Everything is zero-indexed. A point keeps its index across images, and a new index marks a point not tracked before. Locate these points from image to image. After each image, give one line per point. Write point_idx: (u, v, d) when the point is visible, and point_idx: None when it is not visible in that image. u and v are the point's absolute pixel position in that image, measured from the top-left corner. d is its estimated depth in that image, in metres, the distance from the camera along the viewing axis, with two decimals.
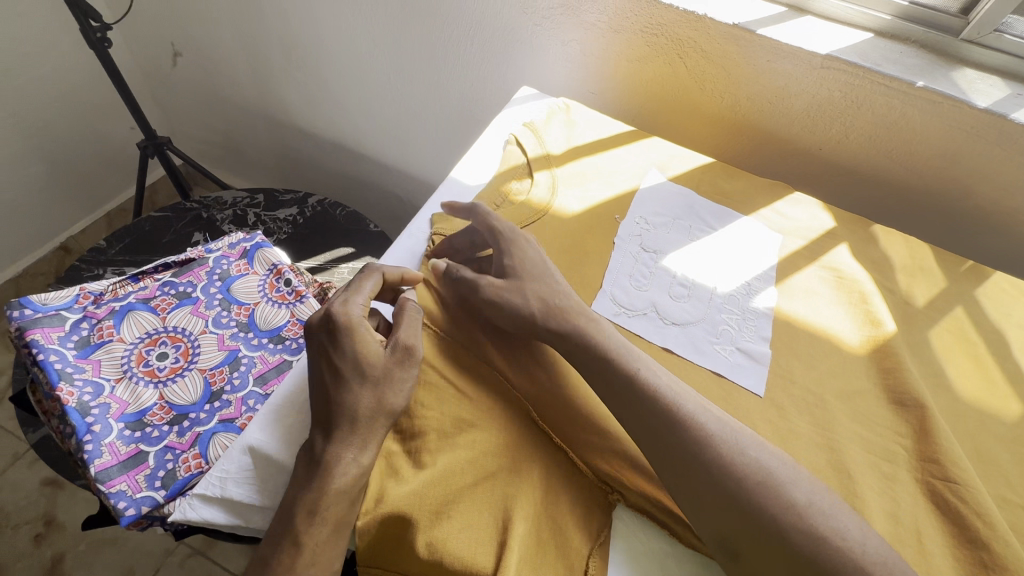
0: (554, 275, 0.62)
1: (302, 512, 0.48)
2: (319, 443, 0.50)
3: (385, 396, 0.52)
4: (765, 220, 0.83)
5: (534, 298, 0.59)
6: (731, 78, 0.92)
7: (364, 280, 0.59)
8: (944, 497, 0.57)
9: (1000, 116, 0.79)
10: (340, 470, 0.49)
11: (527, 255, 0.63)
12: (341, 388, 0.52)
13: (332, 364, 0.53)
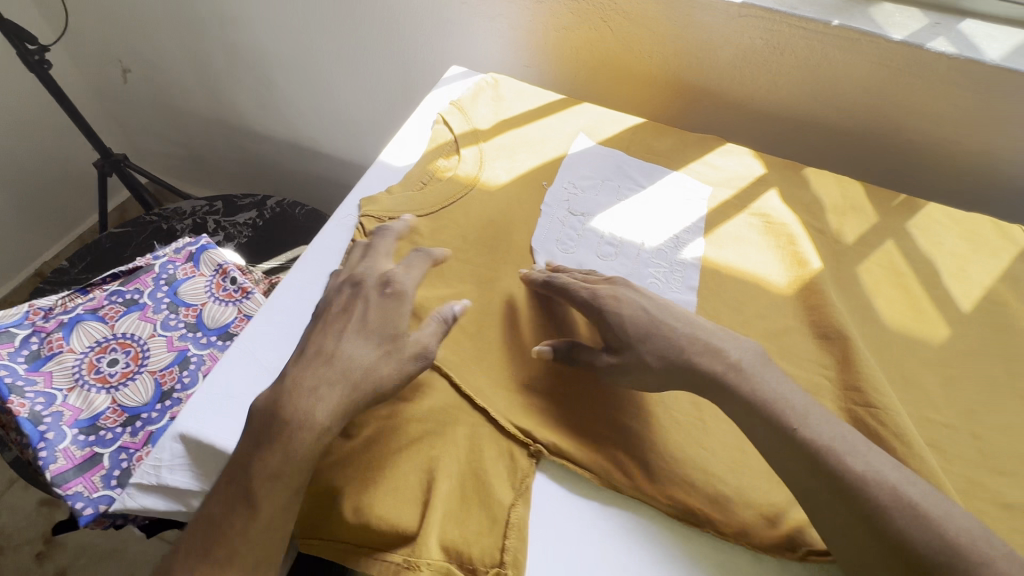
0: (664, 322, 0.57)
1: (261, 473, 0.48)
2: (293, 400, 0.50)
3: (382, 375, 0.52)
4: (695, 173, 0.83)
5: (652, 356, 0.55)
6: (656, 37, 0.92)
7: (425, 252, 0.63)
8: (865, 422, 0.59)
9: (917, 47, 0.79)
10: (304, 434, 0.49)
11: (629, 311, 0.57)
12: (356, 339, 0.53)
13: (365, 313, 0.55)
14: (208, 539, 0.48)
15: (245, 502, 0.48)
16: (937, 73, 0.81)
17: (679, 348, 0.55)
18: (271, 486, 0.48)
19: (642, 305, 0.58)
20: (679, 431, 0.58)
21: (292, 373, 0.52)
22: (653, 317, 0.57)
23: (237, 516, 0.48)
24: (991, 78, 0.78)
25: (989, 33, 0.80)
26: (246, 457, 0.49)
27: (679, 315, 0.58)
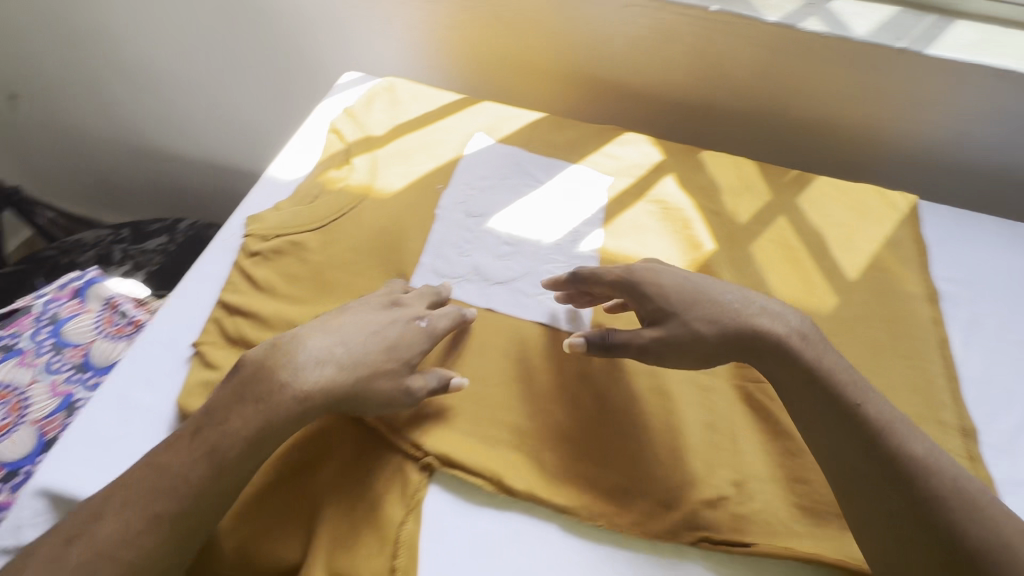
0: (708, 292, 0.58)
1: (236, 438, 0.49)
2: (298, 372, 0.51)
3: (379, 389, 0.53)
4: (595, 165, 0.84)
5: (702, 324, 0.55)
6: (549, 31, 0.92)
7: (438, 287, 0.64)
8: (756, 398, 0.61)
9: (790, 28, 0.81)
10: (294, 404, 0.50)
11: (668, 283, 0.59)
12: (376, 339, 0.55)
13: (387, 317, 0.57)
14: (151, 486, 0.46)
15: (206, 456, 0.48)
16: (812, 52, 0.83)
17: (731, 314, 0.56)
18: (235, 447, 0.48)
19: (685, 277, 0.60)
20: (576, 425, 0.58)
21: (293, 344, 0.53)
22: (697, 286, 0.58)
23: (187, 474, 0.47)
24: (861, 54, 0.82)
25: (857, 10, 0.84)
26: (220, 411, 0.50)
27: (726, 286, 0.59)
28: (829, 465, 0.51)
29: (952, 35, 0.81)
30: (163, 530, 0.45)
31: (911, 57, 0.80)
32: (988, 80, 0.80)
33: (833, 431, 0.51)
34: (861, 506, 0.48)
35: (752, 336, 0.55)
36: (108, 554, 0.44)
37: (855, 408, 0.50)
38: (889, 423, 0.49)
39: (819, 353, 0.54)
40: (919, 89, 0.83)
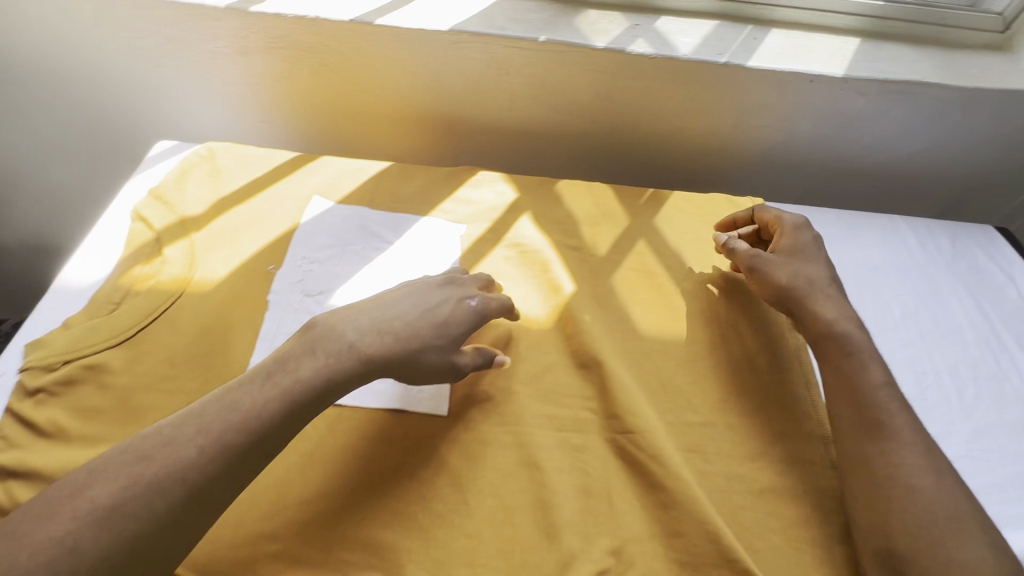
0: (814, 259, 0.71)
1: (308, 383, 0.51)
2: (374, 332, 0.55)
3: (433, 356, 0.56)
4: (447, 214, 0.79)
5: (787, 274, 0.69)
6: (382, 74, 0.86)
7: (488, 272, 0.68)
8: (626, 450, 0.59)
9: (620, 51, 0.81)
10: (359, 360, 0.53)
11: (800, 236, 0.73)
12: (433, 310, 0.59)
13: (440, 295, 0.61)
14: (223, 417, 0.47)
15: (278, 402, 0.49)
16: (645, 72, 0.83)
17: (805, 272, 0.69)
18: (293, 398, 0.50)
19: (813, 239, 0.74)
20: (441, 522, 0.53)
21: (381, 309, 0.58)
22: (804, 247, 0.72)
23: (251, 420, 0.48)
24: (690, 71, 0.83)
25: (680, 27, 0.85)
26: (292, 361, 0.52)
27: (820, 252, 0.72)
28: (854, 415, 0.59)
29: (768, 44, 0.85)
30: (219, 471, 0.45)
31: (735, 70, 0.82)
32: (805, 85, 0.83)
33: (869, 390, 0.59)
34: (878, 468, 0.55)
35: (801, 293, 0.67)
36: (174, 477, 0.44)
37: (882, 382, 0.60)
38: (897, 407, 0.58)
39: (867, 338, 0.63)
40: (749, 98, 0.86)
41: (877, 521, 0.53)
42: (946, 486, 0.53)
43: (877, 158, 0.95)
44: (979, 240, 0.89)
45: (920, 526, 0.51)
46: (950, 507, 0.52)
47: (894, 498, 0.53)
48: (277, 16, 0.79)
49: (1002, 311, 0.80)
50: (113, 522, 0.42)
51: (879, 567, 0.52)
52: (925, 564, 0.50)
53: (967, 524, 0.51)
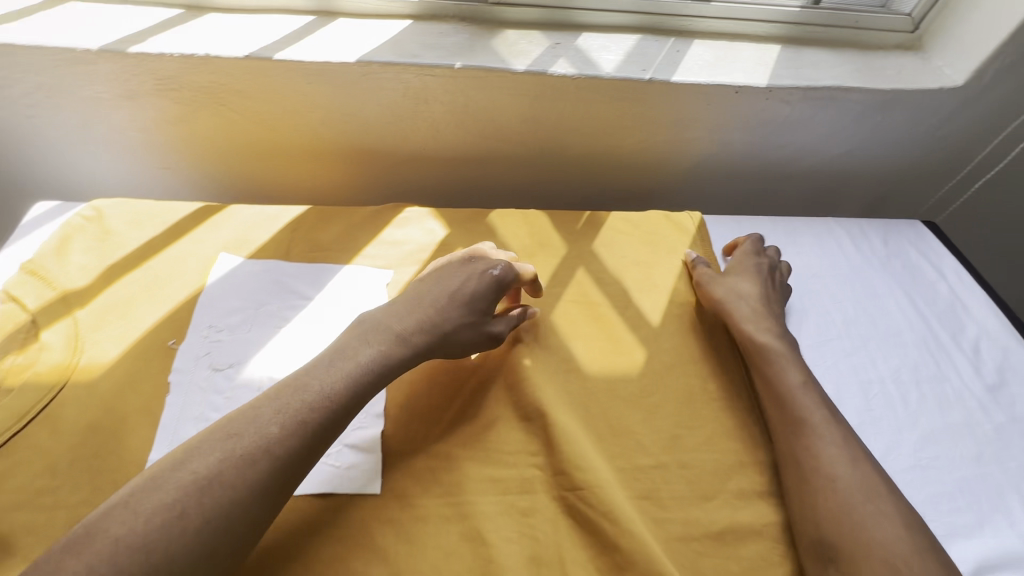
0: (753, 276, 0.75)
1: (365, 365, 0.55)
2: (415, 317, 0.60)
3: (468, 330, 0.61)
4: (372, 259, 0.73)
5: (723, 287, 0.74)
6: (290, 110, 0.80)
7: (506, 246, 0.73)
8: (577, 509, 0.55)
9: (541, 74, 0.77)
10: (405, 343, 0.58)
11: (742, 253, 0.79)
12: (464, 287, 0.63)
13: (466, 272, 0.65)
14: (293, 400, 0.51)
15: (342, 384, 0.53)
16: (569, 93, 0.80)
17: (746, 289, 0.73)
18: (358, 379, 0.54)
19: (764, 265, 0.77)
20: None
21: (419, 295, 0.62)
22: (749, 270, 0.76)
23: (325, 397, 0.51)
24: (615, 90, 0.80)
25: (602, 44, 0.82)
26: (348, 348, 0.56)
27: (766, 275, 0.76)
28: (780, 414, 0.62)
29: (692, 57, 0.83)
30: (306, 437, 0.49)
31: (661, 86, 0.79)
32: (732, 97, 0.82)
33: (791, 388, 0.63)
34: (804, 461, 0.58)
35: (728, 304, 0.72)
36: (263, 452, 0.47)
37: (800, 381, 0.63)
38: (816, 401, 0.62)
39: (791, 348, 0.67)
40: (677, 112, 0.84)
41: (808, 513, 0.55)
42: (863, 471, 0.56)
43: (808, 161, 0.95)
44: (908, 236, 0.91)
45: (843, 511, 0.53)
46: (869, 491, 0.54)
47: (818, 488, 0.55)
48: (159, 55, 0.71)
49: (936, 308, 0.81)
50: (212, 492, 0.44)
51: (814, 562, 0.53)
52: (852, 550, 0.51)
53: (884, 505, 0.53)
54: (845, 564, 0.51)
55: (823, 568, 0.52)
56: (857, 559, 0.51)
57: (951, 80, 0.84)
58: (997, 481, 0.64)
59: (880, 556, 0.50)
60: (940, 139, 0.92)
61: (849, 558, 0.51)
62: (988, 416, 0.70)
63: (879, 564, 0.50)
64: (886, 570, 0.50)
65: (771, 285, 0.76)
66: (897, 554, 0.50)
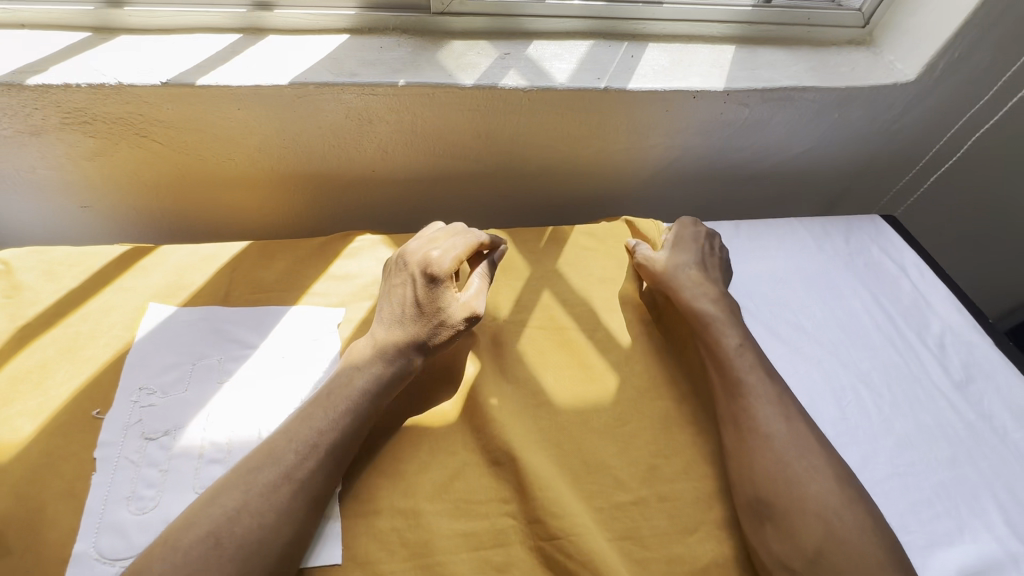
0: (692, 249, 0.76)
1: (354, 397, 0.55)
2: (382, 352, 0.58)
3: (444, 332, 0.60)
4: (322, 297, 0.68)
5: (665, 263, 0.74)
6: (222, 138, 0.73)
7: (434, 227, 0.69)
8: (554, 559, 0.52)
9: (491, 88, 0.73)
10: (383, 368, 0.57)
11: (683, 228, 0.79)
12: (412, 301, 0.60)
13: (406, 284, 0.61)
14: (302, 426, 0.52)
15: (336, 416, 0.53)
16: (523, 106, 0.76)
17: (684, 261, 0.74)
18: (353, 406, 0.54)
19: (699, 232, 0.78)
20: None
21: (378, 328, 0.60)
22: (685, 239, 0.77)
23: (329, 423, 0.53)
24: (570, 100, 0.76)
25: (554, 53, 0.78)
26: (335, 384, 0.56)
27: (702, 243, 0.77)
28: (720, 378, 0.63)
29: (647, 62, 0.80)
30: (325, 460, 0.51)
31: (617, 94, 0.76)
32: (689, 102, 0.79)
33: (730, 352, 0.64)
34: (743, 422, 0.59)
35: (665, 279, 0.72)
36: (284, 478, 0.50)
37: (739, 347, 0.64)
38: (751, 363, 0.63)
39: (731, 316, 0.68)
40: (636, 119, 0.81)
41: (746, 472, 0.56)
42: (797, 428, 0.58)
43: (768, 161, 0.94)
44: (869, 232, 0.90)
45: (780, 469, 0.55)
46: (803, 447, 0.57)
47: (757, 448, 0.57)
48: (64, 87, 0.63)
49: (900, 306, 0.81)
50: (242, 521, 0.47)
51: (750, 519, 0.55)
52: (787, 506, 0.53)
53: (819, 461, 0.56)
54: (780, 519, 0.53)
55: (758, 525, 0.54)
56: (792, 514, 0.53)
57: (903, 74, 0.83)
58: (971, 483, 0.64)
59: (813, 510, 0.53)
60: (896, 133, 0.92)
61: (784, 514, 0.53)
62: (958, 415, 0.70)
63: (812, 517, 0.52)
64: (819, 522, 0.52)
65: (708, 250, 0.76)
66: (828, 506, 0.53)
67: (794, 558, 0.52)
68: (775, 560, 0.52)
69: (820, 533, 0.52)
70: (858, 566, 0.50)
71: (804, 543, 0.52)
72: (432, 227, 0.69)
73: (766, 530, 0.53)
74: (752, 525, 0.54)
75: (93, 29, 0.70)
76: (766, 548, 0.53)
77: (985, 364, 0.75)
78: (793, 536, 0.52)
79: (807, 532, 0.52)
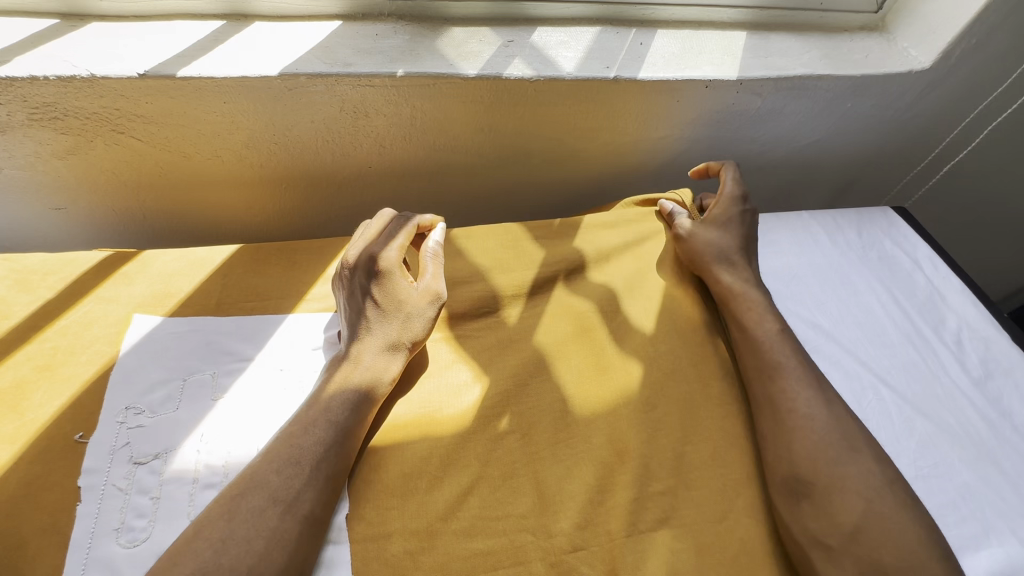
0: (731, 227, 0.72)
1: (337, 415, 0.52)
2: (358, 365, 0.55)
3: (418, 325, 0.59)
4: (321, 302, 0.64)
5: (709, 239, 0.70)
6: (206, 134, 0.68)
7: (371, 222, 0.65)
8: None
9: (495, 78, 0.68)
10: (366, 377, 0.55)
11: (726, 197, 0.75)
12: (377, 307, 0.58)
13: (362, 292, 0.59)
14: (285, 446, 0.50)
15: (319, 433, 0.50)
16: (528, 97, 0.72)
17: (730, 244, 0.70)
18: (336, 421, 0.51)
19: (740, 212, 0.74)
20: None
21: (349, 342, 0.57)
22: (731, 220, 0.73)
23: (314, 441, 0.50)
24: (578, 90, 0.72)
25: (560, 40, 0.74)
26: (313, 404, 0.53)
27: (744, 227, 0.73)
28: (756, 359, 0.60)
29: (657, 50, 0.76)
30: (313, 476, 0.48)
31: (627, 84, 0.72)
32: (700, 91, 0.76)
33: (768, 337, 0.61)
34: (780, 402, 0.57)
35: (709, 261, 0.68)
36: (269, 500, 0.46)
37: (775, 330, 0.62)
38: (785, 343, 0.61)
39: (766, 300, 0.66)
40: (645, 110, 0.78)
41: (783, 451, 0.54)
42: (837, 411, 0.56)
43: (778, 152, 0.91)
44: (880, 225, 0.88)
45: (819, 449, 0.53)
46: (844, 430, 0.54)
47: (795, 428, 0.55)
48: (30, 79, 0.58)
49: (915, 301, 0.79)
50: (231, 550, 0.43)
51: (784, 497, 0.52)
52: (825, 484, 0.51)
53: (860, 442, 0.53)
54: (818, 498, 0.51)
55: (793, 503, 0.52)
56: (831, 491, 0.51)
57: (918, 62, 0.80)
58: (996, 485, 0.62)
59: (852, 488, 0.51)
60: (908, 122, 0.89)
61: (822, 492, 0.51)
62: (978, 413, 0.68)
63: (852, 496, 0.50)
64: (858, 501, 0.50)
65: (749, 233, 0.73)
66: (868, 485, 0.51)
67: (830, 535, 0.49)
68: (810, 538, 0.50)
69: (859, 510, 0.50)
70: (898, 543, 0.48)
71: (843, 520, 0.50)
72: (364, 227, 0.65)
73: (801, 508, 0.51)
74: (786, 503, 0.52)
75: (61, 17, 0.65)
76: (800, 526, 0.51)
77: (1003, 360, 0.74)
78: (831, 514, 0.50)
79: (846, 509, 0.50)
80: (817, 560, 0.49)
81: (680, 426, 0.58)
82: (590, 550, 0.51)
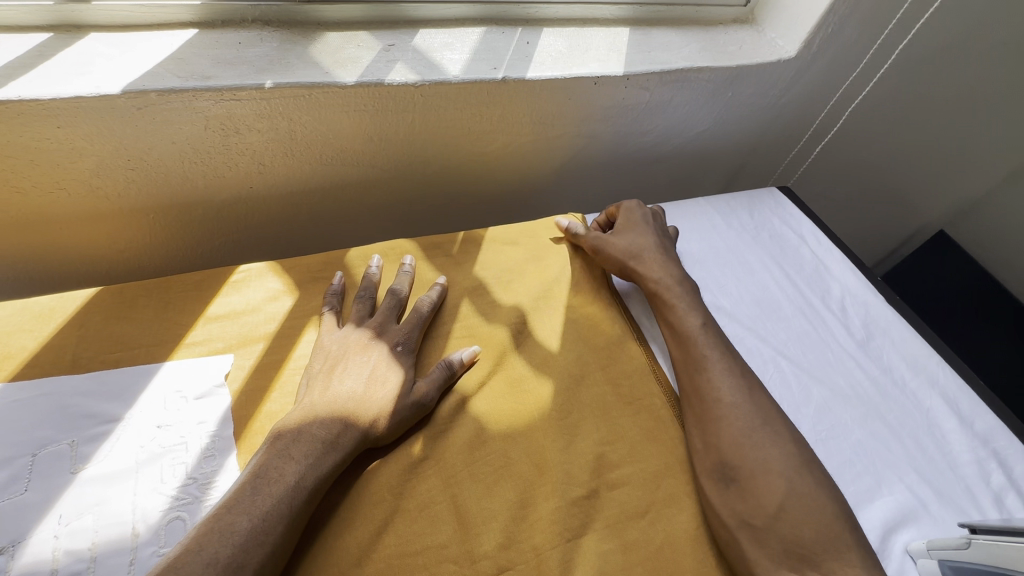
0: (648, 230, 0.74)
1: (291, 497, 0.45)
2: (326, 437, 0.49)
3: (397, 411, 0.53)
4: (203, 345, 0.58)
5: (623, 248, 0.71)
6: (43, 164, 0.59)
7: (394, 290, 0.63)
8: None
9: (377, 84, 0.65)
10: (327, 452, 0.48)
11: (634, 208, 0.77)
12: (370, 379, 0.54)
13: (364, 359, 0.56)
14: (227, 545, 0.41)
15: (271, 522, 0.43)
16: (416, 103, 0.69)
17: (647, 242, 0.72)
18: (291, 506, 0.45)
19: (647, 214, 0.77)
20: None
21: (319, 408, 0.51)
22: (645, 221, 0.75)
23: (261, 532, 0.43)
24: (467, 93, 0.70)
25: (444, 42, 0.72)
26: (267, 475, 0.46)
27: (654, 227, 0.75)
28: (682, 352, 0.63)
29: (544, 48, 0.76)
30: None
31: (516, 84, 0.71)
32: (590, 89, 0.77)
33: (694, 330, 0.64)
34: (705, 391, 0.59)
35: (630, 263, 0.70)
36: None
37: (701, 319, 0.65)
38: (709, 331, 0.64)
39: (692, 296, 0.68)
40: (540, 109, 0.77)
41: (711, 441, 0.56)
42: (759, 399, 0.58)
43: (672, 143, 0.94)
44: (769, 205, 0.94)
45: (743, 435, 0.55)
46: (764, 415, 0.57)
47: (722, 417, 0.56)
48: None
49: (804, 273, 0.85)
50: None
51: (714, 482, 0.54)
52: (752, 468, 0.53)
53: (780, 426, 0.56)
54: (744, 483, 0.53)
55: (721, 488, 0.53)
56: (755, 475, 0.53)
57: (785, 51, 0.86)
58: (884, 437, 0.68)
59: (775, 470, 0.53)
60: (783, 108, 0.96)
61: (748, 477, 0.53)
62: (865, 373, 0.74)
63: (775, 477, 0.52)
64: (780, 482, 0.52)
65: (662, 232, 0.76)
66: (789, 466, 0.53)
67: (755, 515, 0.51)
68: (737, 520, 0.51)
69: (781, 492, 0.52)
70: (817, 518, 0.50)
71: (767, 502, 0.51)
72: (373, 278, 0.64)
73: (729, 493, 0.53)
74: (716, 487, 0.53)
75: None
76: (728, 509, 0.52)
77: (881, 321, 0.81)
78: (756, 497, 0.52)
79: (770, 491, 0.52)
80: (744, 539, 0.50)
81: (596, 427, 0.58)
82: (516, 570, 0.49)
